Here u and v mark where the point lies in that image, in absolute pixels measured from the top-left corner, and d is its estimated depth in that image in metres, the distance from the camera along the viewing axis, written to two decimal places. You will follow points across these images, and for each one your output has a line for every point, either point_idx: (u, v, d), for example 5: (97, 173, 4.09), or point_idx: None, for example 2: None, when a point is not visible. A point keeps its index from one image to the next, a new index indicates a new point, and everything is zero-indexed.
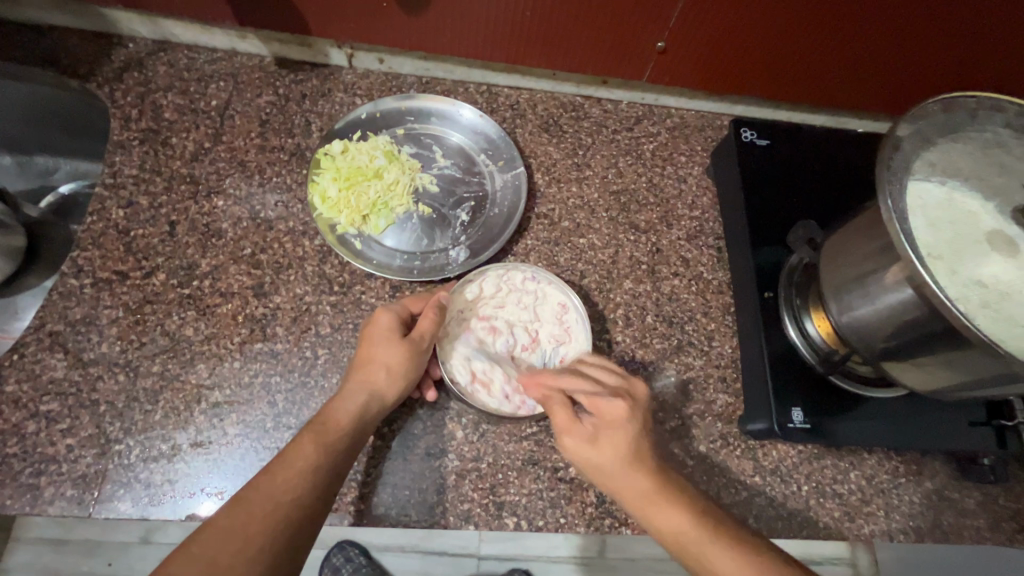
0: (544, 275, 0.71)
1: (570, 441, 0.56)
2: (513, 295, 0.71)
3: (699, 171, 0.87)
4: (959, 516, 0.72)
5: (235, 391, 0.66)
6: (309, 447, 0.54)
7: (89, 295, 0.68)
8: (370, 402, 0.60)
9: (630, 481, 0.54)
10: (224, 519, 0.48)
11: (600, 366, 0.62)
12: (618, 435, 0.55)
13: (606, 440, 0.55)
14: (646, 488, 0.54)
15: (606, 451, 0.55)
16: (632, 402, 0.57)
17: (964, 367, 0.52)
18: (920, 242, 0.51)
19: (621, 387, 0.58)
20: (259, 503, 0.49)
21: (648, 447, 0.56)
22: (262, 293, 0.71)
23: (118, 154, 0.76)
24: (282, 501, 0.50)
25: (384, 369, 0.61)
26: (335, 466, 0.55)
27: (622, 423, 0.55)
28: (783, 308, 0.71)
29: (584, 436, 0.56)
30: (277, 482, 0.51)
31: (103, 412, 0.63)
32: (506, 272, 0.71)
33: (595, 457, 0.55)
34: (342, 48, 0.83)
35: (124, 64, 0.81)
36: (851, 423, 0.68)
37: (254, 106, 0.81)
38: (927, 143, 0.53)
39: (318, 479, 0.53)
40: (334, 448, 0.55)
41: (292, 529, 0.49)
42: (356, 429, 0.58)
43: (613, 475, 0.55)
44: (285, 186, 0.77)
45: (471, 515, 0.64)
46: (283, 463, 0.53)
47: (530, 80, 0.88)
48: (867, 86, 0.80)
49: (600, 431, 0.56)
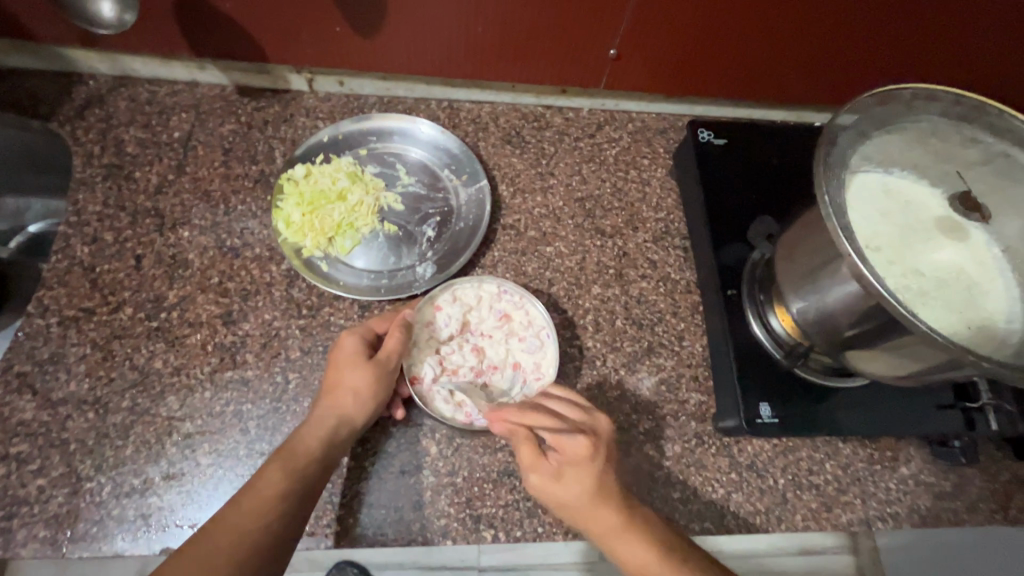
0: (515, 290, 0.72)
1: (536, 477, 0.57)
2: (483, 308, 0.72)
3: (662, 172, 0.88)
4: (936, 500, 0.72)
5: (207, 421, 0.66)
6: (276, 474, 0.54)
7: (56, 334, 0.68)
8: (338, 425, 0.60)
9: (595, 517, 0.55)
10: (190, 552, 0.48)
11: (562, 401, 0.62)
12: (581, 473, 0.56)
13: (570, 477, 0.56)
14: (612, 523, 0.54)
15: (570, 489, 0.56)
16: (595, 438, 0.57)
17: (915, 355, 0.54)
18: (863, 235, 0.52)
19: (584, 423, 0.59)
20: (224, 534, 0.49)
21: (611, 482, 0.56)
22: (230, 320, 0.71)
23: (81, 192, 0.76)
24: (248, 529, 0.50)
25: (351, 392, 0.61)
26: (303, 492, 0.55)
27: (585, 462, 0.56)
28: (746, 304, 0.71)
29: (549, 475, 0.57)
30: (243, 512, 0.51)
31: (73, 451, 0.63)
32: (476, 285, 0.72)
33: (560, 494, 0.56)
34: (301, 73, 0.84)
35: (85, 101, 0.82)
36: (820, 415, 0.68)
37: (216, 135, 0.82)
38: (864, 137, 0.54)
39: (285, 507, 0.53)
40: (302, 474, 0.55)
41: (259, 558, 0.50)
42: (325, 453, 0.58)
43: (579, 512, 0.56)
44: (250, 213, 0.78)
45: (448, 530, 0.64)
46: (249, 492, 0.53)
47: (490, 94, 0.89)
48: (819, 80, 0.81)
49: (564, 469, 0.56)
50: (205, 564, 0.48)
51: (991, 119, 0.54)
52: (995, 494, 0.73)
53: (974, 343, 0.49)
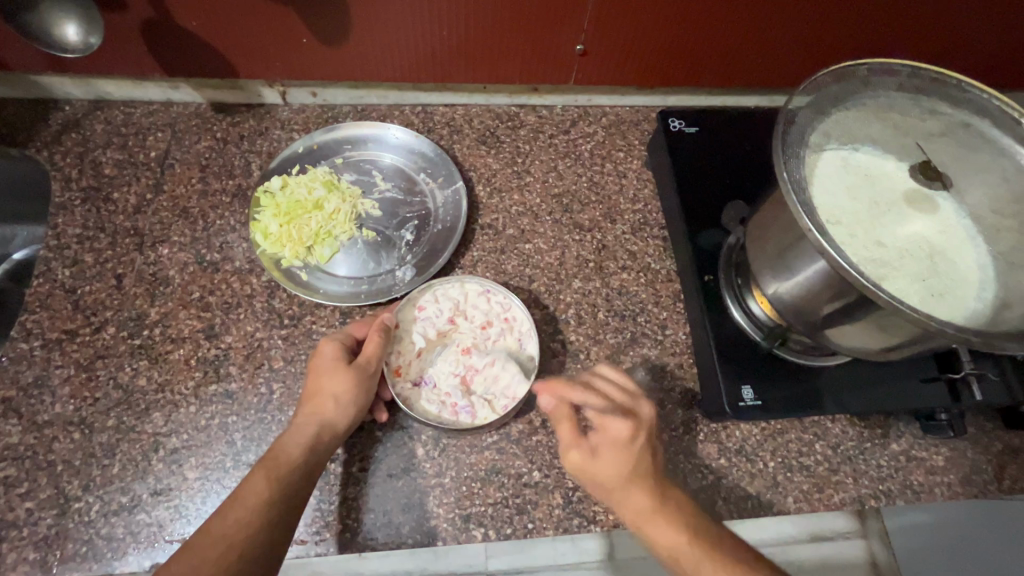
0: (497, 288, 0.72)
1: (574, 454, 0.58)
2: (467, 307, 0.72)
3: (638, 164, 0.89)
4: (928, 474, 0.72)
5: (193, 435, 0.66)
6: (260, 482, 0.55)
7: (40, 357, 0.69)
8: (321, 432, 0.60)
9: (628, 495, 0.56)
10: (176, 565, 0.49)
11: (609, 381, 0.62)
12: (620, 454, 0.57)
13: (606, 456, 0.57)
14: (646, 505, 0.56)
15: (604, 469, 0.57)
16: (638, 422, 0.58)
17: (888, 326, 0.54)
18: (827, 211, 0.52)
19: (629, 406, 0.59)
20: (211, 545, 0.50)
21: (649, 466, 0.57)
22: (213, 334, 0.71)
23: (61, 216, 0.77)
24: (234, 539, 0.51)
25: (332, 399, 0.61)
26: (288, 498, 0.55)
27: (625, 445, 0.57)
28: (724, 289, 0.71)
29: (587, 453, 0.58)
30: (228, 522, 0.52)
31: (60, 472, 0.63)
32: (458, 285, 0.72)
33: (595, 471, 0.57)
34: (274, 86, 0.84)
35: (62, 126, 0.83)
36: (804, 395, 0.68)
37: (193, 153, 0.83)
38: (823, 114, 0.54)
39: (271, 514, 0.53)
40: (286, 481, 0.56)
41: (249, 566, 0.50)
42: (309, 459, 0.58)
43: (612, 489, 0.57)
44: (229, 228, 0.78)
45: (438, 531, 0.64)
46: (234, 501, 0.53)
47: (463, 96, 0.90)
48: (787, 62, 0.82)
49: (603, 449, 0.57)
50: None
51: (948, 90, 0.55)
52: (988, 466, 0.73)
53: (940, 311, 0.49)
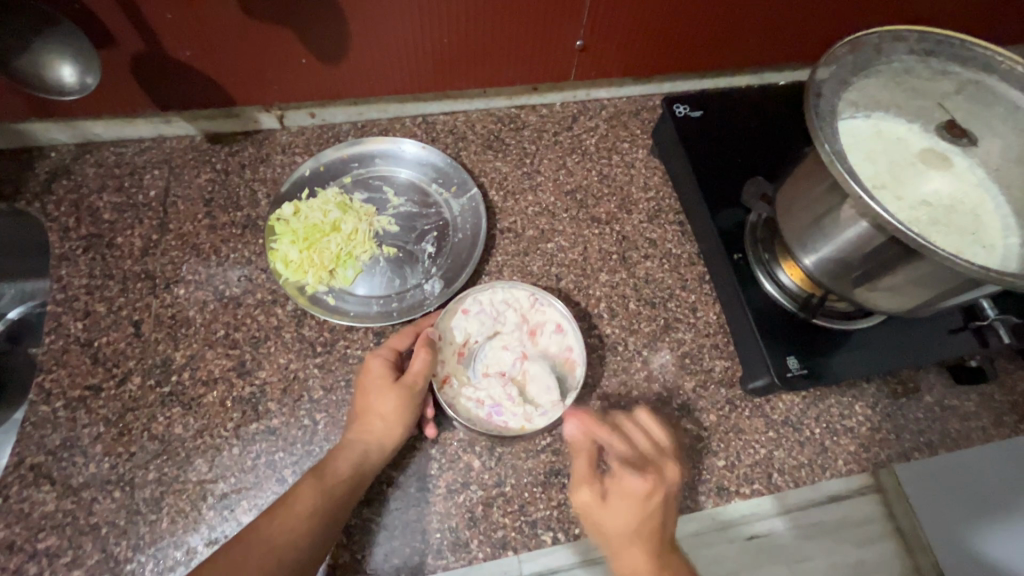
0: (545, 296, 0.71)
1: (585, 491, 0.57)
2: (518, 309, 0.71)
3: (644, 153, 0.90)
4: (963, 421, 0.75)
5: (241, 477, 0.64)
6: (309, 491, 0.56)
7: (65, 418, 0.65)
8: (369, 450, 0.60)
9: (627, 549, 0.53)
10: (225, 556, 0.51)
11: (641, 431, 0.61)
12: (630, 505, 0.54)
13: (616, 502, 0.55)
14: (640, 568, 0.52)
15: (613, 514, 0.55)
16: (655, 479, 0.56)
17: (927, 283, 0.56)
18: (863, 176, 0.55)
19: (651, 461, 0.58)
20: (257, 545, 0.52)
21: (660, 532, 0.54)
22: (245, 371, 0.69)
23: (64, 268, 0.73)
24: (279, 543, 0.52)
25: (380, 418, 0.61)
26: (334, 509, 0.56)
27: (637, 500, 0.54)
28: (754, 265, 0.73)
29: (598, 493, 0.57)
30: (276, 523, 0.53)
31: (105, 534, 0.60)
32: (506, 292, 0.72)
33: (602, 516, 0.56)
34: (272, 111, 0.82)
35: (50, 174, 0.79)
36: (844, 358, 0.70)
37: (195, 187, 0.80)
38: (846, 84, 0.56)
39: (316, 523, 0.54)
40: (332, 494, 0.57)
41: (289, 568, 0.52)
42: (356, 476, 0.59)
43: (615, 541, 0.54)
44: (245, 260, 0.76)
45: (508, 541, 0.64)
46: (282, 506, 0.55)
47: (463, 102, 0.89)
48: (778, 36, 0.84)
49: (613, 495, 0.56)
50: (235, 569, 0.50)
51: (952, 50, 0.56)
52: (1016, 405, 0.76)
53: (978, 261, 0.52)
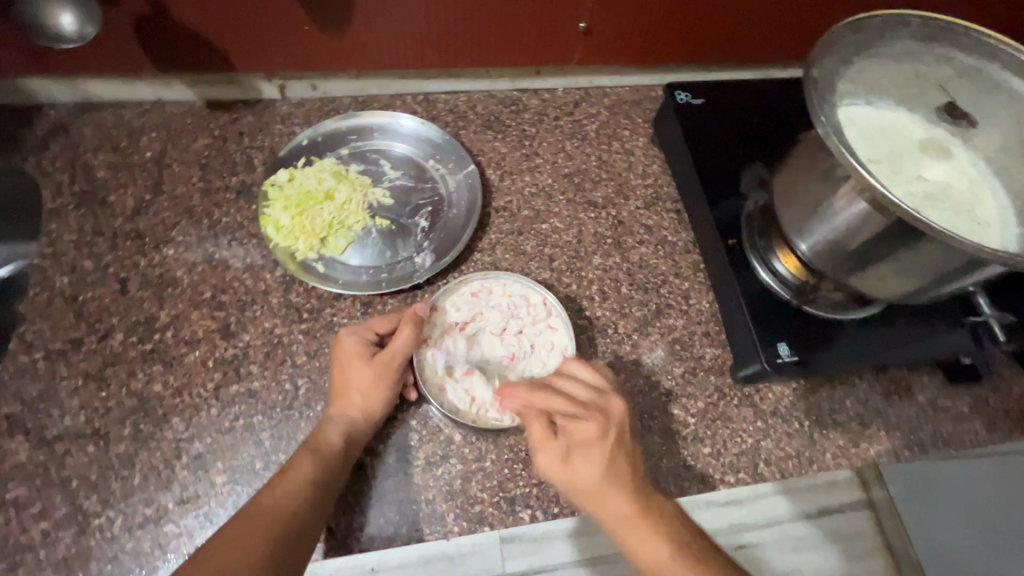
0: (555, 305, 0.69)
1: (545, 457, 0.56)
2: (524, 311, 0.70)
3: (644, 141, 0.89)
4: (955, 421, 0.73)
5: (217, 438, 0.63)
6: (307, 462, 0.56)
7: (43, 370, 0.64)
8: (355, 425, 0.61)
9: (603, 497, 0.54)
10: (231, 531, 0.49)
11: (574, 379, 0.60)
12: (591, 457, 0.55)
13: (578, 459, 0.55)
14: (625, 511, 0.53)
15: (579, 472, 0.55)
16: (605, 420, 0.56)
17: (921, 267, 0.56)
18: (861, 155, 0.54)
19: (596, 404, 0.57)
20: (263, 515, 0.51)
21: (625, 468, 0.55)
22: (229, 334, 0.68)
23: (54, 223, 0.73)
24: (284, 511, 0.52)
25: (360, 394, 0.61)
26: (333, 478, 0.57)
27: (596, 445, 0.55)
28: (749, 251, 0.72)
29: (558, 456, 0.55)
30: (278, 495, 0.53)
31: (76, 488, 0.59)
32: (518, 289, 0.71)
33: (568, 475, 0.55)
34: (273, 80, 0.82)
35: (48, 131, 0.78)
36: (837, 348, 0.69)
37: (192, 151, 0.80)
38: (847, 63, 0.55)
39: (319, 491, 0.55)
40: (330, 465, 0.57)
41: (296, 532, 0.51)
42: (348, 449, 0.60)
43: (591, 495, 0.54)
44: (236, 225, 0.75)
45: (485, 516, 0.62)
46: (282, 479, 0.55)
47: (464, 82, 0.89)
48: (783, 29, 0.83)
49: (573, 451, 0.55)
50: (242, 543, 0.48)
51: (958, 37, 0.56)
52: (1010, 408, 0.75)
53: (977, 238, 0.51)
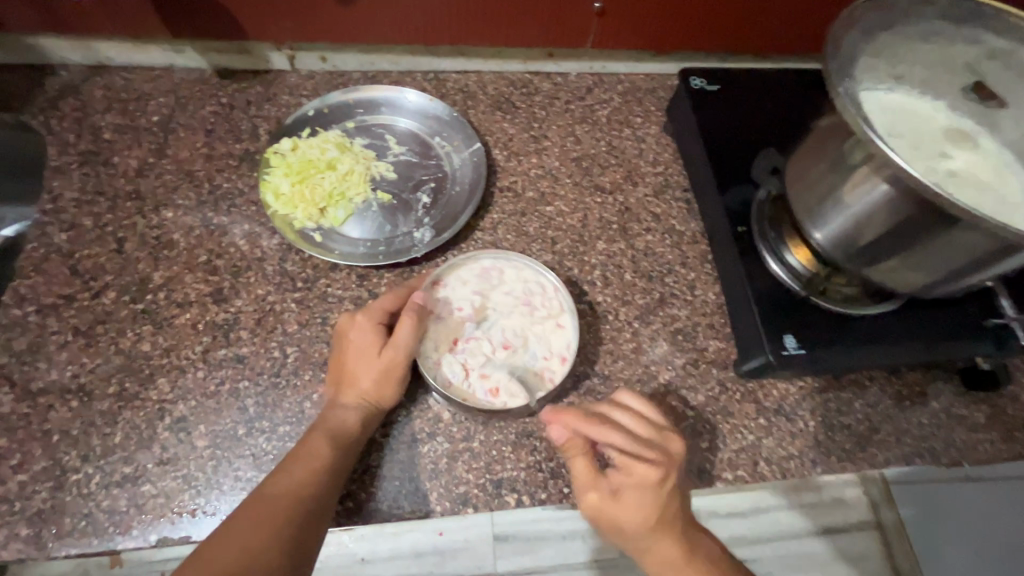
0: (568, 301, 0.66)
1: (593, 496, 0.54)
2: (538, 300, 0.67)
3: (657, 129, 0.87)
4: (971, 431, 0.70)
5: (201, 401, 0.62)
6: (323, 444, 0.55)
7: (34, 323, 0.64)
8: (365, 408, 0.59)
9: (649, 539, 0.53)
10: (250, 511, 0.48)
11: (633, 413, 0.56)
12: (644, 502, 0.52)
13: (629, 501, 0.52)
14: (671, 553, 0.53)
15: (628, 513, 0.53)
16: (665, 464, 0.53)
17: (947, 255, 0.53)
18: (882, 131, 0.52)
19: (656, 447, 0.54)
20: (280, 498, 0.50)
21: (675, 511, 0.54)
22: (222, 298, 0.67)
23: (57, 180, 0.73)
24: (300, 495, 0.51)
25: (370, 379, 0.59)
26: (347, 462, 0.56)
27: (651, 492, 0.52)
28: (759, 241, 0.70)
29: (607, 494, 0.54)
30: (294, 478, 0.52)
31: (56, 442, 0.58)
32: (534, 277, 0.68)
33: (616, 515, 0.53)
34: (283, 50, 0.82)
35: (58, 91, 0.79)
36: (849, 344, 0.65)
37: (198, 118, 0.79)
38: (868, 40, 0.53)
39: (334, 476, 0.54)
40: (345, 448, 0.56)
41: (313, 516, 0.50)
42: (362, 432, 0.58)
43: (636, 536, 0.53)
44: (236, 192, 0.74)
45: (469, 498, 0.60)
46: (297, 460, 0.53)
47: (476, 61, 0.87)
48: (805, 19, 0.80)
49: (625, 492, 0.53)
50: (262, 526, 0.47)
51: (988, 19, 0.53)
52: None
53: (1002, 218, 0.49)
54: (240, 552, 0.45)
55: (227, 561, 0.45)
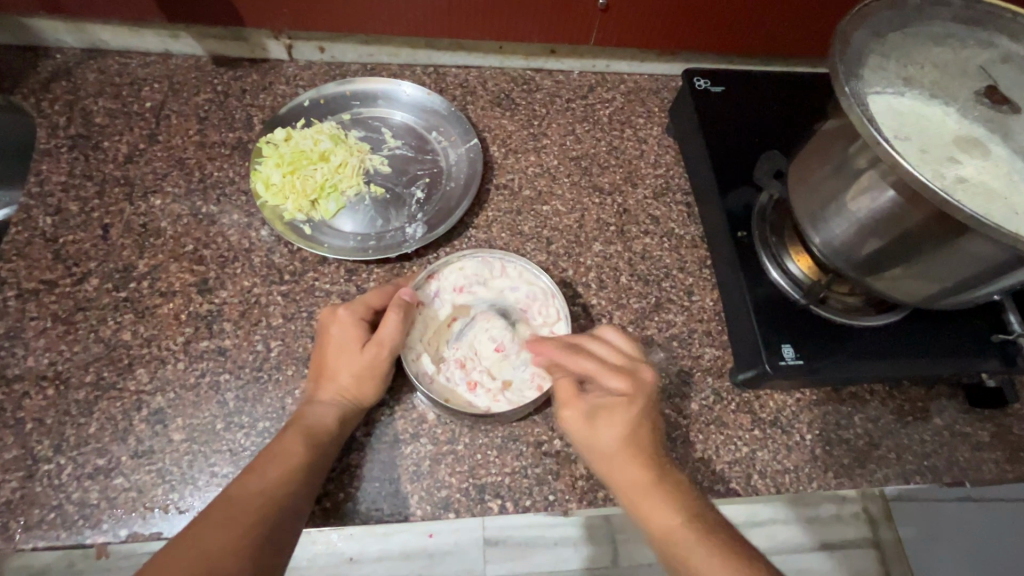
0: (563, 308, 0.64)
1: (568, 414, 0.52)
2: (535, 306, 0.65)
3: (659, 130, 0.85)
4: (975, 450, 0.67)
5: (180, 394, 0.60)
6: (298, 443, 0.53)
7: (13, 308, 0.63)
8: (344, 405, 0.57)
9: (620, 464, 0.50)
10: (220, 509, 0.46)
11: (608, 342, 0.55)
12: (614, 419, 0.51)
13: (602, 419, 0.51)
14: (642, 479, 0.49)
15: (600, 431, 0.51)
16: (637, 384, 0.52)
17: (953, 264, 0.50)
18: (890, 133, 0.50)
19: (629, 368, 0.53)
20: (252, 496, 0.48)
21: (648, 435, 0.51)
22: (206, 289, 0.66)
23: (45, 163, 0.72)
24: (274, 494, 0.49)
25: (350, 375, 0.57)
26: (323, 460, 0.54)
27: (622, 409, 0.51)
28: (759, 247, 0.68)
29: (580, 414, 0.52)
30: (267, 477, 0.50)
31: (29, 431, 0.57)
32: (531, 281, 0.66)
33: (589, 435, 0.51)
34: (280, 39, 0.80)
35: (51, 74, 0.77)
36: (849, 355, 0.63)
37: (191, 105, 0.78)
38: (877, 41, 0.51)
39: (309, 474, 0.52)
40: (322, 447, 0.54)
41: (287, 515, 0.48)
42: (340, 430, 0.56)
43: (608, 459, 0.51)
44: (227, 181, 0.73)
45: (450, 502, 0.58)
46: (270, 458, 0.51)
47: (477, 56, 0.86)
48: (814, 21, 0.78)
49: (599, 411, 0.51)
50: (232, 525, 0.45)
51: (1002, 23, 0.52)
52: None
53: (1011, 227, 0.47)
54: (209, 550, 0.43)
55: (192, 560, 0.42)
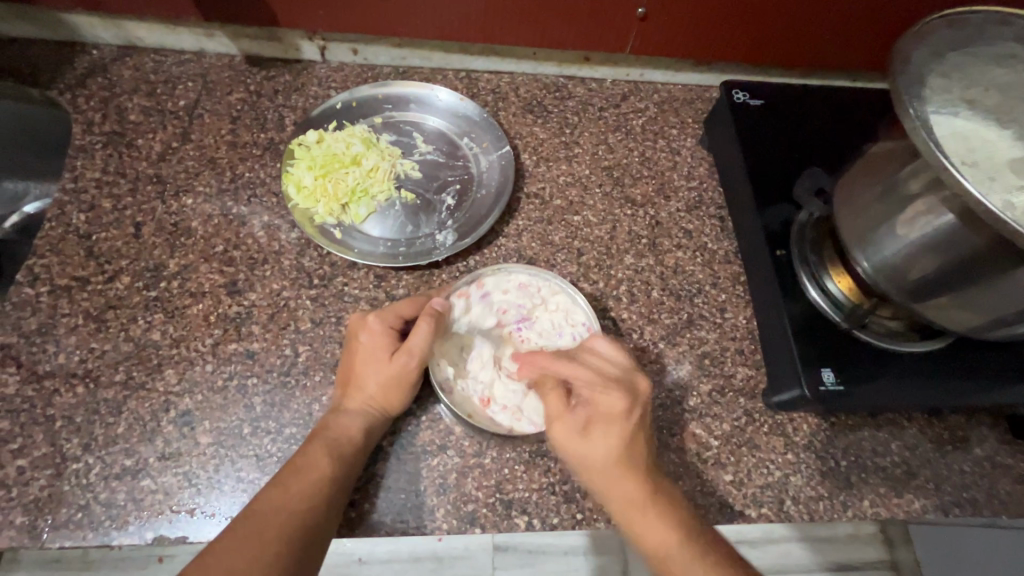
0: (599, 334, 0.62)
1: (559, 428, 0.52)
2: (570, 327, 0.63)
3: (693, 142, 0.83)
4: (1016, 483, 0.65)
5: (208, 396, 0.60)
6: (323, 455, 0.52)
7: (45, 304, 0.63)
8: (369, 415, 0.56)
9: (612, 477, 0.50)
10: (241, 528, 0.46)
11: (601, 353, 0.55)
12: (612, 431, 0.50)
13: (598, 433, 0.51)
14: (636, 495, 0.49)
15: (594, 446, 0.50)
16: (633, 396, 0.52)
17: (1012, 293, 0.48)
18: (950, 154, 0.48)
19: (625, 380, 0.53)
20: (275, 513, 0.48)
21: (644, 448, 0.51)
22: (236, 290, 0.65)
23: (79, 159, 0.72)
24: (296, 512, 0.48)
25: (377, 384, 0.56)
26: (348, 473, 0.53)
27: (619, 422, 0.51)
28: (798, 266, 0.66)
29: (574, 427, 0.51)
30: (291, 493, 0.49)
31: (59, 428, 0.57)
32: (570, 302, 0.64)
33: (582, 449, 0.51)
34: (314, 39, 0.80)
35: (87, 69, 0.78)
36: (890, 381, 0.61)
37: (224, 104, 0.78)
38: (936, 60, 0.50)
39: (333, 489, 0.51)
40: (346, 459, 0.54)
41: (309, 535, 0.48)
42: (364, 441, 0.56)
43: (601, 472, 0.50)
44: (258, 181, 0.73)
45: (477, 517, 0.57)
46: (295, 473, 0.51)
47: (509, 62, 0.85)
48: (857, 35, 0.76)
49: (594, 423, 0.51)
50: (253, 546, 0.45)
51: None
52: None
53: None
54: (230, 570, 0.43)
55: None
